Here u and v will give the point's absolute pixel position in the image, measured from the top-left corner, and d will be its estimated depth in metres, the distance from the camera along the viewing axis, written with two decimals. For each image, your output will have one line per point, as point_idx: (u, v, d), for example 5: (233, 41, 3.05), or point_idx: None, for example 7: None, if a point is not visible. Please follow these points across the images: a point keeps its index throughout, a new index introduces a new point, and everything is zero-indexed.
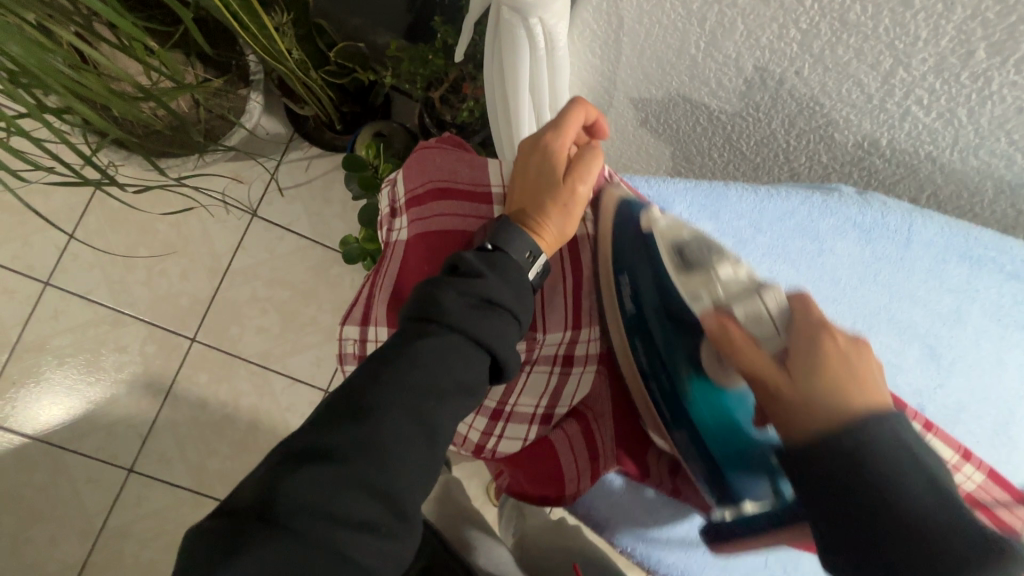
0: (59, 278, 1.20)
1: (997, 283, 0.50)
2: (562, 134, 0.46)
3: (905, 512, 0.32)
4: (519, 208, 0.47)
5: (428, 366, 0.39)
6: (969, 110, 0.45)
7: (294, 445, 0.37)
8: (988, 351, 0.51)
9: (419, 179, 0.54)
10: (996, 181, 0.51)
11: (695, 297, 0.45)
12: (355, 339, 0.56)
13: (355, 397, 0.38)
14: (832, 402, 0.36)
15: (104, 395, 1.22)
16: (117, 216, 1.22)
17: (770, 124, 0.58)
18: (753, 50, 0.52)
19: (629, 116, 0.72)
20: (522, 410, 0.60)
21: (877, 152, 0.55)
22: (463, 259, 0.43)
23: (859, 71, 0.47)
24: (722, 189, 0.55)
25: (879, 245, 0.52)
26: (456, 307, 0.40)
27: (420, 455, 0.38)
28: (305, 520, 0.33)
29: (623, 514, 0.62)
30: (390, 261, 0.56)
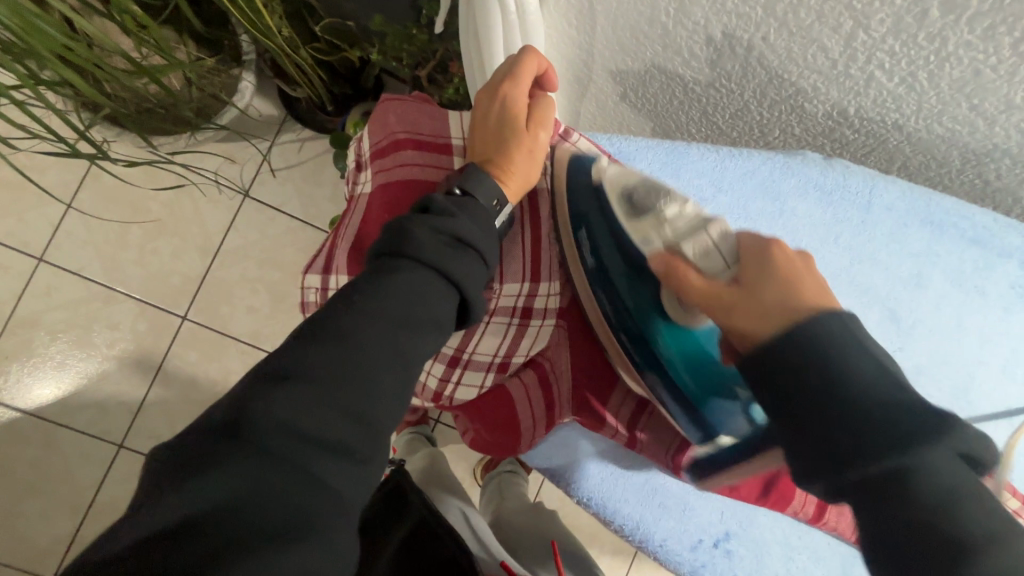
0: (53, 255, 1.21)
1: (959, 248, 0.53)
2: (518, 84, 0.47)
3: (854, 386, 0.36)
4: (484, 156, 0.48)
5: (402, 296, 0.39)
6: (928, 74, 0.46)
7: (269, 368, 0.37)
8: (947, 315, 0.56)
9: (383, 133, 0.55)
10: (961, 149, 0.52)
11: (646, 241, 0.52)
12: (316, 288, 0.57)
13: (333, 322, 0.38)
14: (780, 299, 0.42)
15: (96, 371, 1.23)
16: (110, 194, 1.23)
17: (742, 95, 0.60)
18: (721, 15, 0.52)
19: (609, 90, 0.72)
20: (479, 358, 0.62)
21: (846, 121, 0.56)
22: (433, 201, 0.43)
23: (822, 35, 0.48)
24: (684, 148, 0.58)
25: (839, 206, 0.55)
26: (429, 242, 0.41)
27: (395, 382, 0.39)
28: (280, 438, 0.34)
29: (618, 484, 0.65)
30: (353, 212, 0.57)
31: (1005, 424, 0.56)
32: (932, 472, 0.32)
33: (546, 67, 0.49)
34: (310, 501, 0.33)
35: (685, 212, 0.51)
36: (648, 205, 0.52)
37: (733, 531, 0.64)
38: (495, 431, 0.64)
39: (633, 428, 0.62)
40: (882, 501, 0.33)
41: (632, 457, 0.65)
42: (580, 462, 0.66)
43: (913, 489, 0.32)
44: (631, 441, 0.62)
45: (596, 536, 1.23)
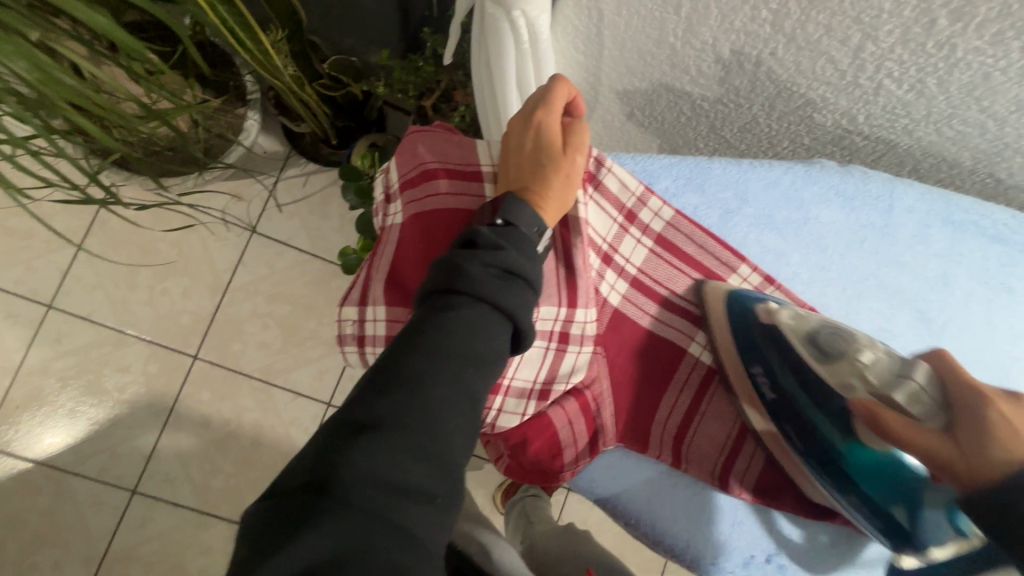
0: (62, 301, 1.21)
1: (982, 247, 0.55)
2: (552, 111, 0.48)
3: None
4: (521, 183, 0.48)
5: (462, 332, 0.36)
6: (937, 80, 0.48)
7: (340, 418, 0.33)
8: (977, 313, 0.57)
9: (412, 165, 0.55)
10: (972, 150, 0.55)
11: (846, 385, 0.53)
12: (353, 320, 0.55)
13: (396, 366, 0.35)
14: (1000, 459, 0.41)
15: (108, 416, 1.21)
16: (118, 237, 1.23)
17: (751, 108, 0.62)
18: (728, 34, 0.53)
19: (616, 110, 0.74)
20: (519, 385, 0.57)
21: (855, 129, 0.59)
22: (479, 233, 0.41)
23: (830, 48, 0.49)
24: (706, 163, 0.59)
25: (863, 214, 0.56)
26: (482, 277, 0.38)
27: (466, 420, 0.36)
28: (365, 492, 0.30)
29: (664, 505, 0.64)
30: (385, 244, 0.56)
31: None
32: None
33: (575, 97, 0.50)
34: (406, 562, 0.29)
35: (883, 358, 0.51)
36: (842, 351, 0.53)
37: (783, 543, 0.63)
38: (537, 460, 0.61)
39: (676, 449, 0.63)
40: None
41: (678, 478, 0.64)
42: (627, 482, 0.65)
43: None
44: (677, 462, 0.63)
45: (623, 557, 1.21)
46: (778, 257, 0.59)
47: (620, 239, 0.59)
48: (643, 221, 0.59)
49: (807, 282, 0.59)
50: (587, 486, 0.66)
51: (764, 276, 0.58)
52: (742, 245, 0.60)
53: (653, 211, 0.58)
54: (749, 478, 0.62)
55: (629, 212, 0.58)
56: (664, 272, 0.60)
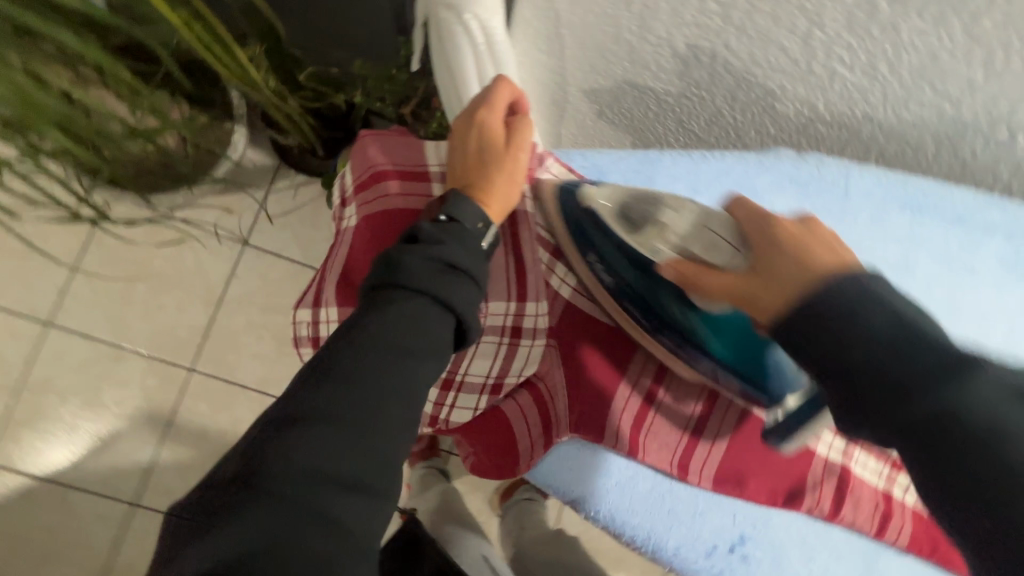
0: (61, 318, 1.23)
1: (941, 230, 0.55)
2: (494, 110, 0.50)
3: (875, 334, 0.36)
4: (466, 180, 0.49)
5: (400, 326, 0.37)
6: (888, 64, 0.48)
7: (278, 412, 0.35)
8: (943, 294, 0.56)
9: (362, 167, 0.56)
10: (933, 133, 0.54)
11: (656, 252, 0.49)
12: (308, 321, 0.57)
13: (334, 361, 0.36)
14: (793, 277, 0.42)
15: (106, 430, 1.23)
16: (113, 253, 1.25)
17: (714, 100, 0.62)
18: (682, 28, 0.54)
19: (586, 109, 0.74)
20: (472, 380, 0.59)
21: (818, 117, 0.59)
22: (419, 228, 0.42)
23: (780, 36, 0.50)
24: (656, 155, 0.58)
25: (820, 199, 0.56)
26: (421, 270, 0.39)
27: (406, 414, 0.37)
28: (296, 483, 0.32)
29: (623, 498, 0.61)
30: (338, 246, 0.57)
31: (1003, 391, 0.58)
32: (971, 407, 0.33)
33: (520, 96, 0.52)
34: (332, 547, 0.31)
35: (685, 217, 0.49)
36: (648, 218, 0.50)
37: (747, 533, 0.62)
38: (493, 451, 0.64)
39: (633, 440, 0.58)
40: (942, 452, 0.34)
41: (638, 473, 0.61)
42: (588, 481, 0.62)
43: (955, 428, 0.34)
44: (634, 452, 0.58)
45: (622, 560, 1.20)
46: None
47: None
48: None
49: None
50: (545, 481, 0.64)
51: None
52: None
53: None
54: (709, 465, 0.59)
55: None
56: None
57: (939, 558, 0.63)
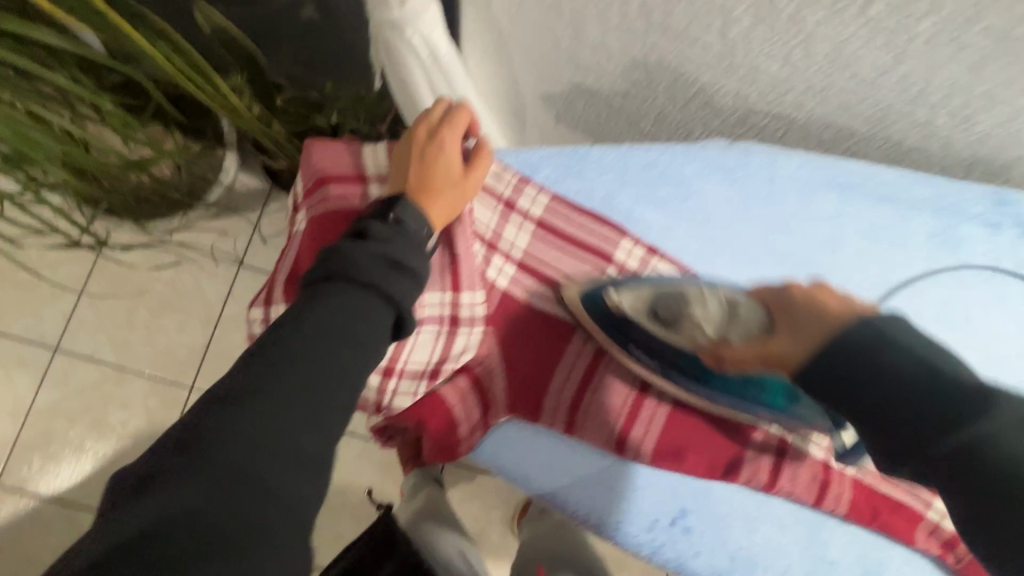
0: (68, 344, 1.29)
1: (869, 208, 0.56)
2: (455, 132, 0.54)
3: (896, 372, 0.38)
4: (415, 184, 0.52)
5: (338, 315, 0.40)
6: (802, 52, 0.51)
7: (219, 390, 0.38)
8: (873, 270, 0.59)
9: (310, 174, 0.60)
10: (860, 116, 0.57)
11: (693, 340, 0.55)
12: (259, 320, 0.59)
13: (274, 348, 0.39)
14: (812, 325, 0.45)
15: (111, 451, 1.26)
16: (117, 280, 1.30)
17: (657, 99, 0.66)
18: (612, 32, 0.57)
19: (545, 116, 0.77)
20: (413, 367, 0.60)
21: (755, 109, 0.62)
22: (369, 225, 0.45)
23: (700, 34, 0.53)
24: (585, 149, 0.60)
25: (745, 183, 0.58)
26: (369, 266, 0.43)
27: (343, 395, 0.40)
28: (230, 455, 0.35)
29: (564, 470, 0.63)
30: (290, 249, 0.60)
31: None
32: (997, 439, 0.36)
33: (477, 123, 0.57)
34: (266, 515, 0.35)
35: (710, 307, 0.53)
36: (678, 313, 0.56)
37: (689, 507, 0.62)
38: (436, 435, 0.62)
39: (570, 418, 0.62)
40: (976, 478, 0.37)
41: (576, 447, 0.63)
42: (529, 453, 0.64)
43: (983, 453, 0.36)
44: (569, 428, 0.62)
45: (623, 562, 1.15)
46: (665, 231, 0.62)
47: (502, 228, 0.61)
48: (523, 209, 0.61)
49: (696, 251, 0.62)
50: (489, 461, 0.64)
51: (648, 247, 0.61)
52: (632, 220, 0.62)
53: (530, 200, 0.61)
54: (646, 442, 0.61)
55: (506, 201, 0.61)
56: (549, 255, 0.62)
57: (880, 525, 0.61)
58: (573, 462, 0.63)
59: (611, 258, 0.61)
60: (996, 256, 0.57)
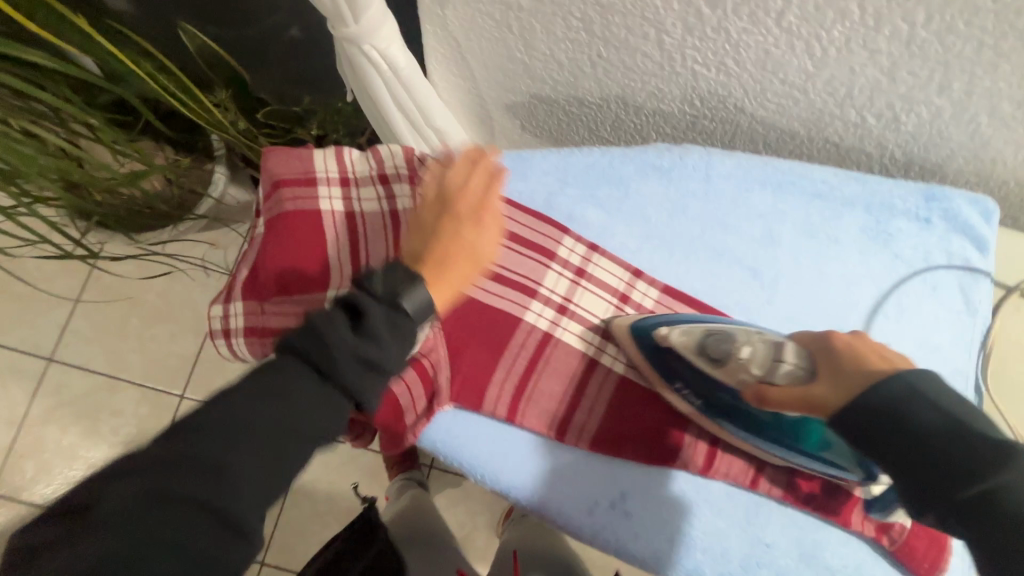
0: (62, 353, 1.31)
1: (800, 204, 0.60)
2: (490, 195, 0.54)
3: (915, 422, 0.39)
4: (429, 248, 0.50)
5: (278, 396, 0.39)
6: (734, 59, 0.53)
7: (138, 455, 0.37)
8: (806, 264, 0.60)
9: (264, 179, 0.62)
10: (797, 119, 0.60)
11: (740, 381, 0.53)
12: (220, 316, 0.62)
13: (224, 413, 0.38)
14: (860, 375, 0.44)
15: (102, 458, 1.28)
16: (110, 291, 1.34)
17: (610, 107, 0.69)
18: (560, 44, 0.60)
19: (511, 126, 0.81)
20: None
21: (701, 115, 0.65)
22: (361, 304, 0.42)
23: (639, 44, 0.56)
24: (527, 154, 0.64)
25: (682, 183, 0.61)
26: (342, 354, 0.40)
27: (273, 487, 0.38)
28: (126, 532, 0.33)
29: (506, 456, 0.60)
30: (249, 249, 0.63)
31: None
32: (1014, 493, 0.35)
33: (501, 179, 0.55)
34: None
35: (756, 347, 0.51)
36: (724, 354, 0.54)
37: (628, 490, 0.60)
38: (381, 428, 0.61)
39: (515, 407, 0.61)
40: (993, 540, 0.36)
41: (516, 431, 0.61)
42: (469, 439, 0.60)
43: (1003, 513, 0.35)
44: (512, 416, 0.60)
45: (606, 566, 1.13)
46: (603, 229, 0.63)
47: None
48: None
49: (634, 249, 0.63)
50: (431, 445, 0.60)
51: (586, 245, 0.62)
52: (571, 219, 0.63)
53: None
54: (589, 428, 0.61)
55: None
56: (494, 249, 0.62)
57: (820, 506, 0.59)
58: (515, 446, 0.61)
59: (554, 255, 0.62)
60: (928, 249, 0.60)
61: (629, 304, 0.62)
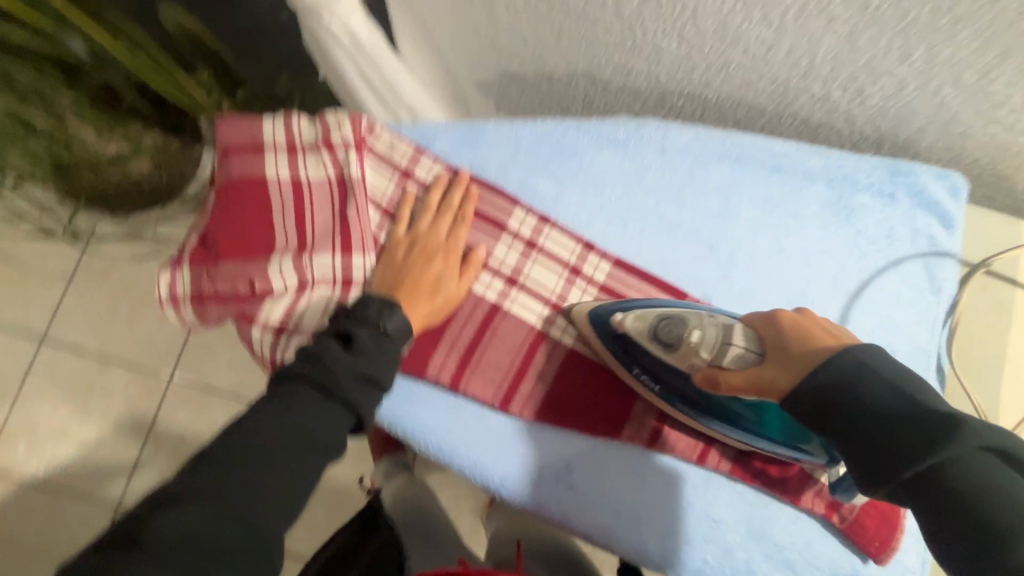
0: (54, 332, 1.26)
1: (759, 177, 0.59)
2: (461, 229, 0.60)
3: (867, 396, 0.36)
4: (394, 280, 0.57)
5: (295, 416, 0.45)
6: (693, 29, 0.52)
7: (167, 489, 0.39)
8: (767, 239, 0.60)
9: (216, 149, 0.63)
10: (763, 94, 0.59)
11: (693, 366, 0.52)
12: (166, 284, 0.62)
13: (244, 439, 0.43)
14: (805, 359, 0.42)
15: (93, 437, 1.23)
16: (99, 274, 1.28)
17: (580, 84, 0.68)
18: (522, 16, 0.59)
19: (486, 106, 0.80)
20: (304, 326, 0.59)
21: (669, 90, 0.64)
22: (356, 335, 0.50)
23: (598, 15, 0.55)
24: (480, 124, 0.63)
25: (639, 155, 0.61)
26: (346, 374, 0.48)
27: (289, 509, 0.43)
28: (177, 549, 0.36)
29: (452, 426, 0.60)
30: (200, 219, 0.63)
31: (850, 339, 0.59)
32: (967, 468, 0.33)
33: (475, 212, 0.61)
34: None
35: (708, 330, 0.50)
36: (677, 338, 0.52)
37: (575, 459, 0.60)
38: None
39: (460, 375, 0.60)
40: (942, 517, 0.33)
41: (461, 403, 0.61)
42: (413, 409, 0.60)
43: (952, 488, 0.33)
44: (456, 385, 0.60)
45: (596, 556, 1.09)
46: (557, 200, 0.62)
47: (400, 195, 0.62)
48: (419, 178, 0.62)
49: (588, 221, 0.62)
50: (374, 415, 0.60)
51: (539, 216, 0.61)
52: (525, 189, 0.63)
53: (426, 169, 0.62)
54: (534, 399, 0.60)
55: (403, 170, 0.62)
56: None
57: (766, 480, 0.59)
58: (460, 418, 0.61)
59: (504, 226, 0.61)
60: (893, 225, 0.59)
61: (580, 276, 0.61)
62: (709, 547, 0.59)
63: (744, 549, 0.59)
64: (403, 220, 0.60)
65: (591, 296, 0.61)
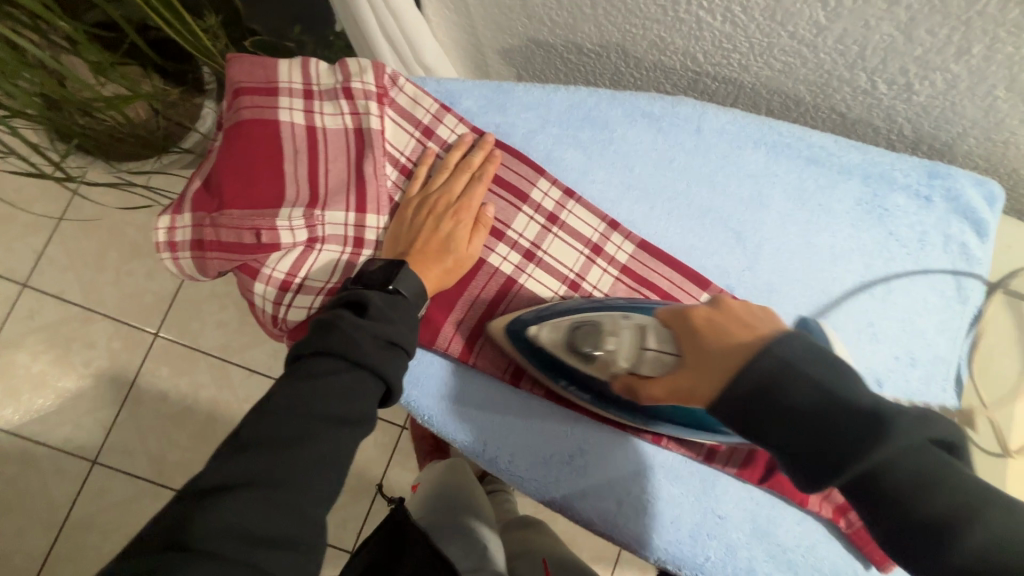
0: (36, 279, 1.21)
1: (794, 167, 0.57)
2: (480, 190, 0.57)
3: (795, 399, 0.33)
4: (407, 244, 0.55)
5: (321, 390, 0.43)
6: (741, 7, 0.49)
7: (208, 480, 0.40)
8: (796, 233, 0.58)
9: (227, 88, 0.59)
10: (804, 83, 0.56)
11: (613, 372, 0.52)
12: (165, 228, 0.59)
13: (273, 424, 0.42)
14: (723, 363, 0.39)
15: (73, 389, 1.19)
16: (87, 222, 1.23)
17: (610, 58, 0.65)
18: None
19: (506, 73, 0.76)
20: (312, 283, 0.57)
21: (703, 71, 0.61)
22: (373, 302, 0.48)
23: None
24: (509, 86, 0.60)
25: (672, 134, 0.58)
26: (367, 344, 0.45)
27: (331, 488, 0.43)
28: (226, 542, 0.37)
29: (462, 404, 0.59)
30: (205, 162, 0.60)
31: (869, 344, 0.58)
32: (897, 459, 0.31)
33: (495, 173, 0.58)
34: None
35: (624, 337, 0.50)
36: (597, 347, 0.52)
37: (587, 445, 0.59)
38: None
39: (469, 345, 0.59)
40: (884, 509, 0.32)
41: (473, 381, 0.59)
42: (424, 385, 0.59)
43: (889, 482, 0.32)
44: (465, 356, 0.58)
45: (574, 542, 1.07)
46: (584, 174, 0.60)
47: (419, 153, 0.60)
48: (441, 137, 0.60)
49: (613, 200, 0.60)
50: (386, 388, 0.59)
51: (563, 189, 0.59)
52: (550, 160, 0.60)
53: (450, 129, 0.60)
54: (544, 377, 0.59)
55: (424, 128, 0.60)
56: None
57: (775, 484, 0.58)
58: (472, 395, 0.59)
59: (527, 197, 0.59)
60: (925, 229, 0.58)
61: (601, 256, 0.59)
62: (712, 543, 0.58)
63: (748, 548, 0.58)
64: (413, 190, 0.58)
65: (610, 277, 0.59)
